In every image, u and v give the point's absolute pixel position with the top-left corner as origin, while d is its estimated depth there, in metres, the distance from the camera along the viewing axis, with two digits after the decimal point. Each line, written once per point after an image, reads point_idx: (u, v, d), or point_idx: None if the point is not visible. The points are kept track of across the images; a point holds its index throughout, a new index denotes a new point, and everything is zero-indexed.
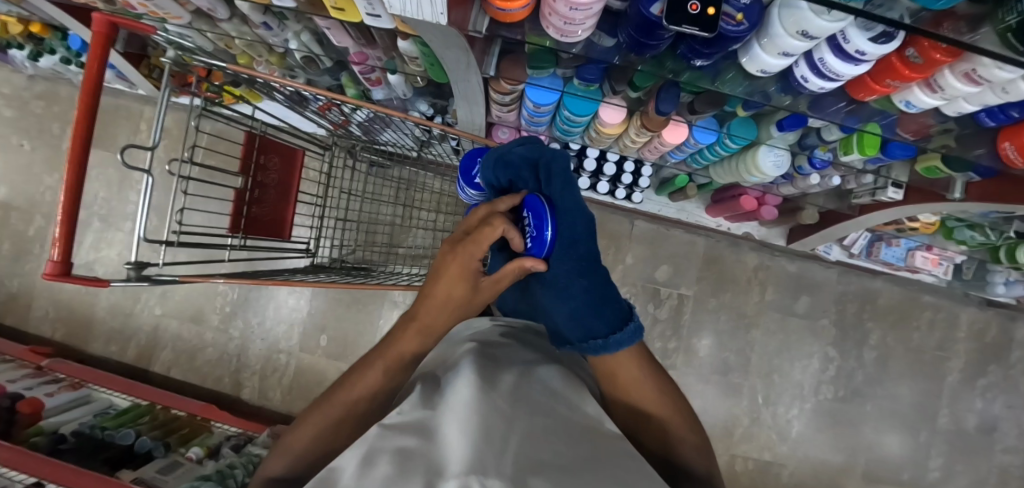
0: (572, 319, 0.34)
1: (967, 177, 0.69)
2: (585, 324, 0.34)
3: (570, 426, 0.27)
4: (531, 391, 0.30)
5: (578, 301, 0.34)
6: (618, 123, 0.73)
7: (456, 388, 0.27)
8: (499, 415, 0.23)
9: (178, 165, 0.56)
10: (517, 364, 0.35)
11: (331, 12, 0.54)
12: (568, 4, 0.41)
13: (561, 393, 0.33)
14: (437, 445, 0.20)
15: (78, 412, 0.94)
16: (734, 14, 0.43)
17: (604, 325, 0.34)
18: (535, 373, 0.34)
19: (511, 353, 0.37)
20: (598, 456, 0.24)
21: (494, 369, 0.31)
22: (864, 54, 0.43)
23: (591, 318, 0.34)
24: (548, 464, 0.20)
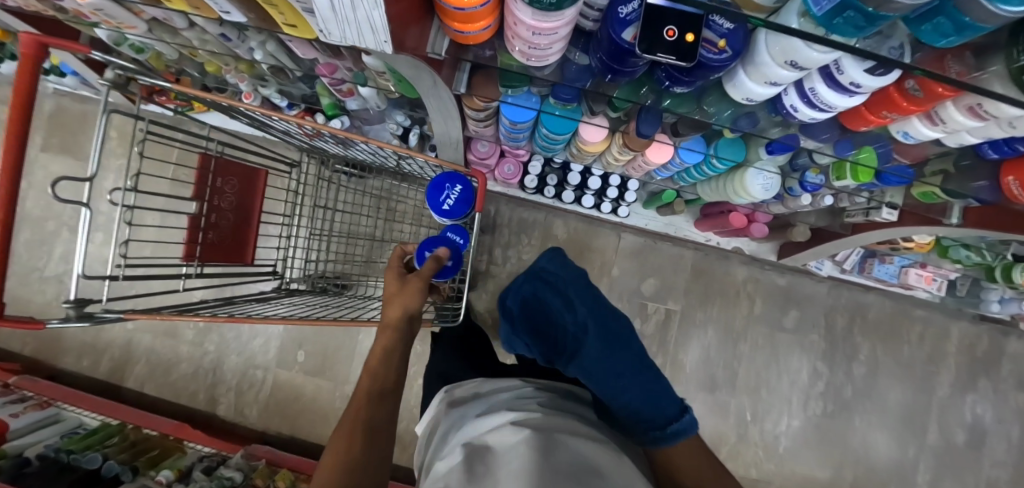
0: (643, 401, 0.45)
1: (966, 203, 0.66)
2: (651, 416, 0.44)
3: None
4: (570, 460, 0.31)
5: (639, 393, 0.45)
6: (600, 141, 0.69)
7: (505, 466, 0.29)
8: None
9: (121, 193, 0.52)
10: (552, 431, 0.36)
11: (283, 28, 0.50)
12: (530, 28, 0.36)
13: (597, 463, 0.34)
14: None
15: (44, 433, 0.91)
16: (716, 41, 0.36)
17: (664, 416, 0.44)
18: (569, 443, 0.34)
19: (550, 418, 0.39)
20: None
21: (533, 441, 0.33)
22: (859, 87, 0.37)
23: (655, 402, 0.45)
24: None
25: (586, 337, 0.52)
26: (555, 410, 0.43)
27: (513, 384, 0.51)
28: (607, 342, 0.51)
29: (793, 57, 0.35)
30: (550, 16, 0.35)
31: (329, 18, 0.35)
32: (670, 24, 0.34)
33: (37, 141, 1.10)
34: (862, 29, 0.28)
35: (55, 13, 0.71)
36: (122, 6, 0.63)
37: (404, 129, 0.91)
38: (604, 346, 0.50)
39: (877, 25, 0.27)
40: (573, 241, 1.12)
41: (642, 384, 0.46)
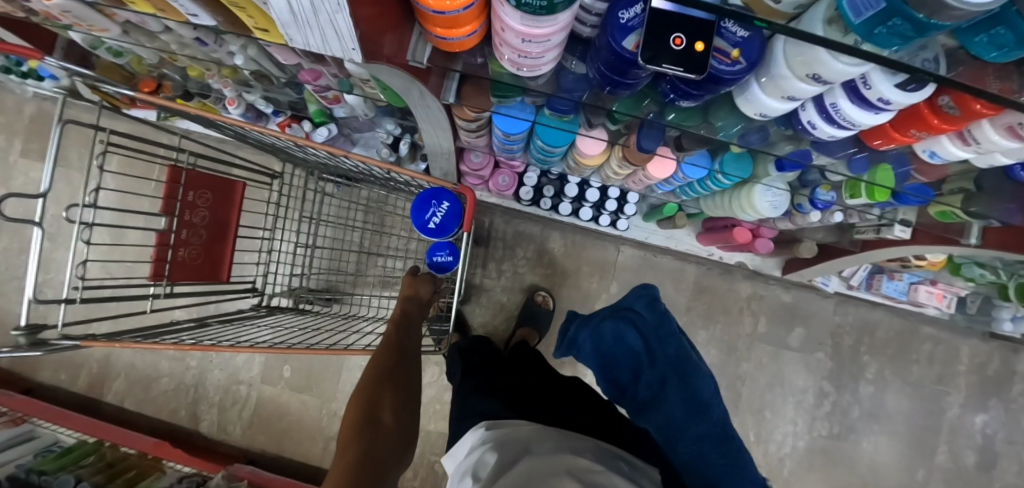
0: (700, 455, 0.53)
1: (986, 223, 0.62)
2: (710, 471, 0.51)
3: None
4: None
5: (710, 456, 0.53)
6: (598, 154, 0.65)
7: None
8: None
9: (79, 210, 0.48)
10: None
11: (256, 32, 0.46)
12: (519, 35, 0.33)
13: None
14: None
15: (16, 452, 0.87)
16: (728, 50, 0.32)
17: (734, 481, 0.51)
18: None
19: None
20: None
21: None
22: (889, 103, 0.33)
23: (719, 467, 0.52)
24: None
25: (670, 394, 0.60)
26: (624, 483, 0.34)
27: (551, 432, 0.42)
28: (691, 408, 0.59)
29: (818, 71, 0.31)
30: (541, 21, 0.31)
31: (288, 22, 0.31)
32: (676, 31, 0.30)
33: (16, 147, 1.07)
34: (910, 39, 0.23)
35: (25, 15, 0.67)
36: (92, 8, 0.60)
37: (394, 137, 0.87)
38: (685, 408, 0.58)
39: (929, 35, 0.22)
40: (570, 255, 1.08)
41: (716, 451, 0.54)
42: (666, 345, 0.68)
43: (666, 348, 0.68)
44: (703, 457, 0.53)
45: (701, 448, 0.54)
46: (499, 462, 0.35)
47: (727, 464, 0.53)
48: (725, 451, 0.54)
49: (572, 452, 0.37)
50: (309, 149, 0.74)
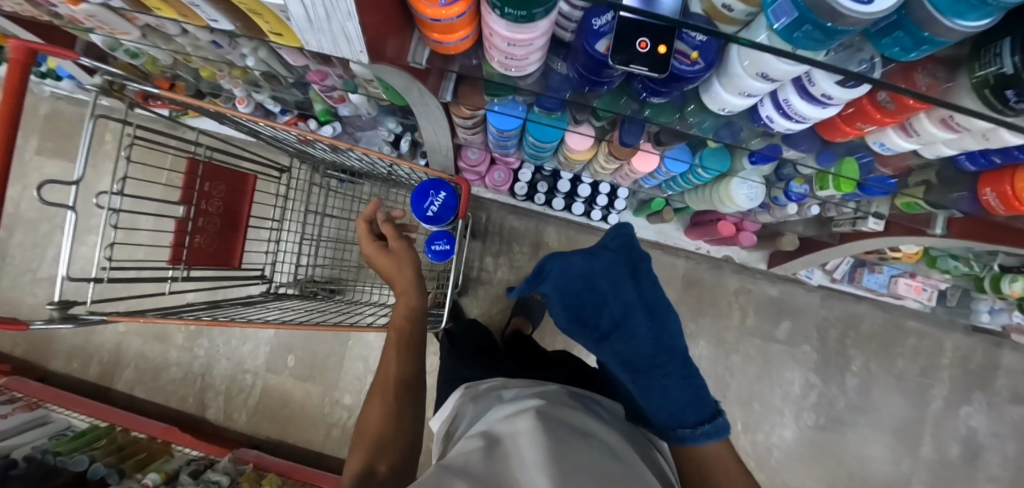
0: (670, 409, 0.39)
1: (950, 214, 0.66)
2: (672, 410, 0.39)
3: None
4: (601, 465, 0.29)
5: (672, 393, 0.40)
6: (586, 149, 0.69)
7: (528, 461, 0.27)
8: None
9: (109, 197, 0.52)
10: (588, 440, 0.33)
11: (270, 36, 0.51)
12: (506, 40, 0.37)
13: (623, 464, 0.32)
14: None
15: (32, 435, 0.91)
16: (687, 52, 0.37)
17: (692, 417, 0.38)
18: (599, 442, 0.33)
19: (576, 415, 0.37)
20: None
21: (554, 450, 0.29)
22: (831, 99, 0.38)
23: (684, 406, 0.39)
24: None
25: (631, 316, 0.46)
26: (587, 414, 0.39)
27: (526, 386, 0.47)
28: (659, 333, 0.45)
29: (763, 69, 0.36)
30: (524, 28, 0.35)
31: (305, 28, 0.35)
32: (643, 36, 0.35)
33: (33, 144, 1.12)
34: (824, 41, 0.28)
35: (49, 19, 0.72)
36: (115, 12, 0.64)
37: (395, 135, 0.92)
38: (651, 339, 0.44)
39: (837, 38, 0.27)
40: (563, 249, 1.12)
41: (683, 382, 0.41)
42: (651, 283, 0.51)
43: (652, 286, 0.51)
44: (665, 391, 0.40)
45: (666, 381, 0.40)
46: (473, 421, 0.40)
47: (692, 404, 0.39)
48: (692, 385, 0.41)
49: (543, 395, 0.41)
50: (317, 146, 0.78)
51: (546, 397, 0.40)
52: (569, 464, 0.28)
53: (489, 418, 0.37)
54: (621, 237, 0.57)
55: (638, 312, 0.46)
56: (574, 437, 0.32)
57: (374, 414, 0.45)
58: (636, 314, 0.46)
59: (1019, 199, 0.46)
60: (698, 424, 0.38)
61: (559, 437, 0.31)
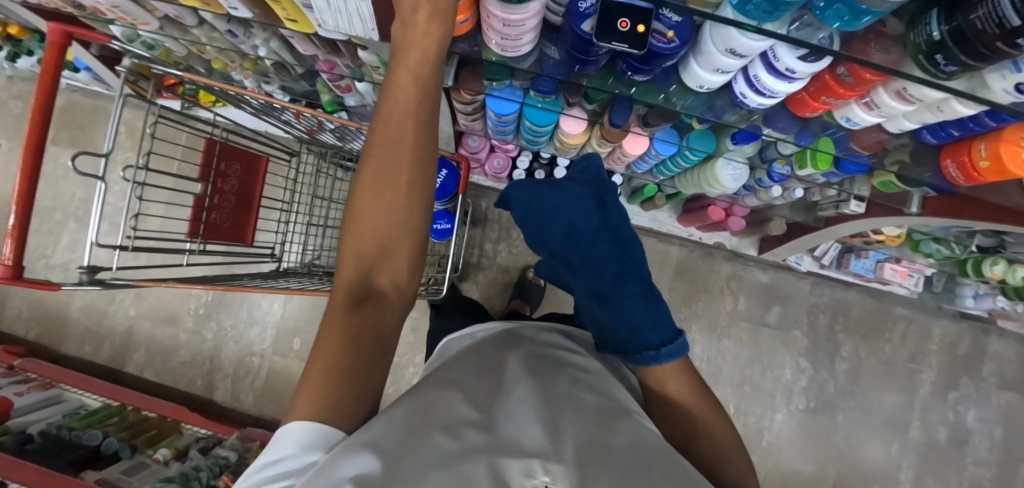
0: (631, 333, 0.39)
1: (924, 193, 0.70)
2: (637, 333, 0.39)
3: (626, 422, 0.30)
4: (575, 387, 0.33)
5: (636, 316, 0.39)
6: (580, 134, 0.73)
7: (511, 376, 0.31)
8: (552, 410, 0.27)
9: (133, 171, 0.57)
10: (565, 368, 0.37)
11: (286, 23, 0.55)
12: (501, 20, 0.41)
13: (597, 388, 0.36)
14: (501, 422, 0.24)
15: (47, 412, 0.94)
16: (665, 31, 0.42)
17: (656, 338, 0.38)
18: (577, 373, 0.37)
19: (557, 351, 0.41)
20: (653, 451, 0.26)
21: (534, 374, 0.32)
22: (794, 72, 0.43)
23: (648, 327, 0.39)
24: (596, 453, 0.23)
25: (592, 242, 0.44)
26: (568, 349, 0.43)
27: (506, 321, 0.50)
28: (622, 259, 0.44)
29: (732, 45, 0.41)
30: (517, 9, 0.39)
31: (324, 8, 0.38)
32: (625, 16, 0.39)
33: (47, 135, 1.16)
34: (772, 13, 0.33)
35: (73, 11, 0.76)
36: (136, 3, 0.69)
37: None
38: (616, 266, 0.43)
39: (783, 9, 0.32)
40: None
41: (646, 304, 0.41)
42: (618, 214, 0.47)
43: (620, 217, 0.47)
44: (629, 316, 0.39)
45: (629, 304, 0.40)
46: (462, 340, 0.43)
47: (655, 324, 0.39)
48: (655, 306, 0.41)
49: (525, 333, 0.44)
50: (325, 131, 0.83)
51: (527, 334, 0.44)
52: (547, 384, 0.31)
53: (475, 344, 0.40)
54: (590, 168, 0.51)
55: (600, 238, 0.44)
56: (552, 367, 0.36)
57: (370, 217, 0.34)
58: (597, 240, 0.44)
59: (976, 170, 0.52)
60: (662, 345, 0.38)
61: (538, 365, 0.35)
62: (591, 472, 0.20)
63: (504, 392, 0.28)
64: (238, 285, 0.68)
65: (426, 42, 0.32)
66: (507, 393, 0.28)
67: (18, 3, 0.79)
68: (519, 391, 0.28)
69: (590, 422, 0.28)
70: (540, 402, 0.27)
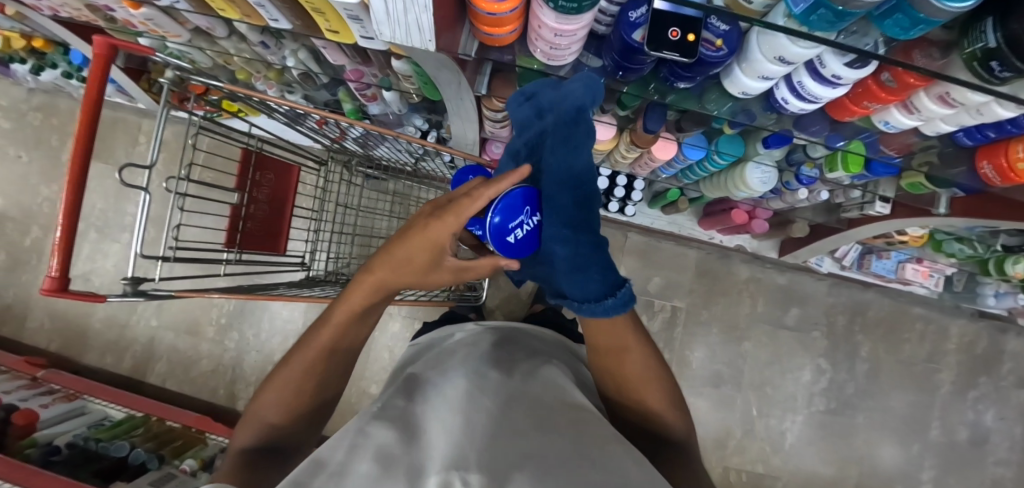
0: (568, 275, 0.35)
1: (952, 194, 0.71)
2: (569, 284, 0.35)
3: (566, 413, 0.35)
4: (520, 388, 0.38)
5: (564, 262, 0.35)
6: (609, 140, 0.74)
7: (452, 393, 0.36)
8: (486, 417, 0.31)
9: (176, 182, 0.58)
10: (512, 371, 0.43)
11: (326, 33, 0.55)
12: (553, 30, 0.42)
13: (552, 391, 0.40)
14: (427, 447, 0.27)
15: (72, 424, 0.94)
16: (713, 40, 0.43)
17: (584, 292, 0.34)
18: (530, 377, 0.42)
19: (512, 360, 0.46)
20: (577, 437, 0.30)
21: (476, 381, 0.37)
22: (840, 78, 0.44)
23: (584, 276, 0.34)
24: (522, 449, 0.26)
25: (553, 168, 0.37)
26: (526, 360, 0.47)
27: (471, 328, 0.60)
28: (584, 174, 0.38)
29: (781, 54, 0.42)
30: (571, 19, 0.40)
31: (382, 20, 0.38)
32: (673, 26, 0.41)
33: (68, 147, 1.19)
34: (836, 23, 0.34)
35: (103, 24, 0.77)
36: (169, 15, 0.70)
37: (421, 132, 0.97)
38: (563, 187, 0.36)
39: (847, 20, 0.33)
40: None
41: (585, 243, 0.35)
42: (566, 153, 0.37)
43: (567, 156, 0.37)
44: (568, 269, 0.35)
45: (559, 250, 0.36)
46: (426, 359, 0.51)
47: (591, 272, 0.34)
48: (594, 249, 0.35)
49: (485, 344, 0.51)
50: (348, 139, 0.85)
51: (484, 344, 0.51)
52: (483, 392, 0.35)
53: (433, 363, 0.48)
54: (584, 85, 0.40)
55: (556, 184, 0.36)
56: (495, 370, 0.41)
57: (276, 393, 0.40)
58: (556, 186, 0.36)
59: (1013, 171, 0.52)
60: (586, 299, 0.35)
61: (487, 373, 0.40)
62: (512, 477, 0.22)
63: (443, 412, 0.32)
64: (277, 293, 0.70)
65: (364, 301, 0.38)
66: (445, 413, 0.32)
67: (48, 17, 0.80)
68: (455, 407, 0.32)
69: (524, 418, 0.32)
70: (473, 413, 0.31)
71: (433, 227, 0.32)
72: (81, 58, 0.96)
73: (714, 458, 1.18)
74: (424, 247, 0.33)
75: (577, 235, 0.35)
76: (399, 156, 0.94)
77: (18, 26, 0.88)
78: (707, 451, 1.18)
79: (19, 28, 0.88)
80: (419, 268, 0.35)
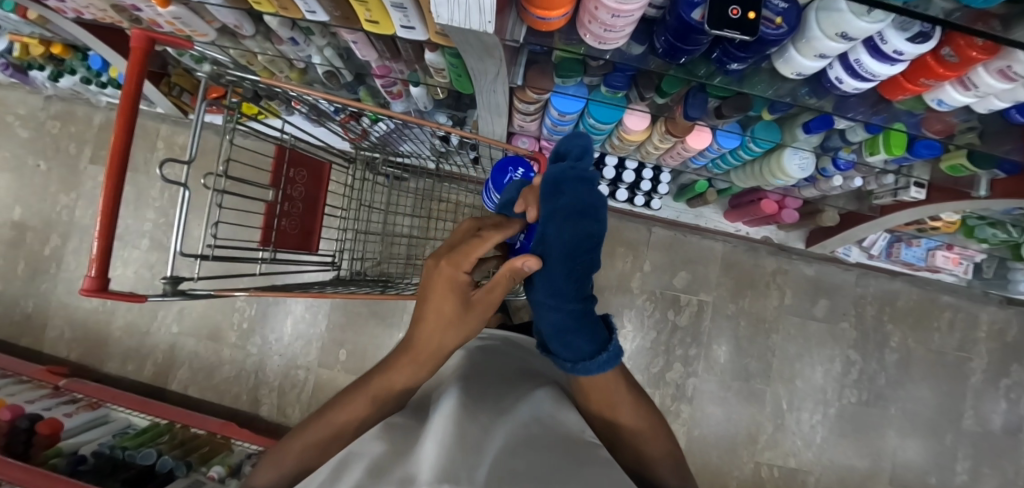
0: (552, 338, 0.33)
1: (992, 175, 0.69)
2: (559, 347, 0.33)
3: (553, 442, 0.31)
4: (512, 409, 0.35)
5: (550, 325, 0.33)
6: (642, 130, 0.73)
7: (441, 399, 0.32)
8: (476, 426, 0.28)
9: (213, 178, 0.56)
10: (501, 391, 0.39)
11: (364, 25, 0.55)
12: (610, 11, 0.41)
13: (545, 416, 0.36)
14: (413, 454, 0.23)
15: (97, 432, 0.93)
16: (773, 18, 0.43)
17: (574, 351, 0.32)
18: (523, 399, 0.38)
19: (496, 376, 0.42)
20: (568, 468, 0.27)
21: (468, 391, 0.34)
22: (902, 54, 0.43)
23: (573, 337, 0.32)
24: (513, 472, 0.23)
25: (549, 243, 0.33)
26: (515, 380, 0.44)
27: (468, 338, 0.54)
28: (579, 231, 0.31)
29: (844, 29, 0.41)
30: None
31: (441, 2, 0.37)
32: (735, 4, 0.40)
33: (87, 154, 1.18)
34: None
35: (127, 25, 0.76)
36: (197, 14, 0.69)
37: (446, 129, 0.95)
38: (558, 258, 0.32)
39: None
40: (606, 236, 1.17)
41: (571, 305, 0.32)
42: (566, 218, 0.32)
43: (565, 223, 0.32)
44: (559, 337, 0.33)
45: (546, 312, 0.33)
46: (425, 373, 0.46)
47: (582, 331, 0.32)
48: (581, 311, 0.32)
49: (477, 355, 0.47)
50: (371, 137, 0.85)
51: (480, 357, 0.46)
52: (468, 400, 0.32)
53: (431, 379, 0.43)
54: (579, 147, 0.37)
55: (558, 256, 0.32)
56: (486, 387, 0.38)
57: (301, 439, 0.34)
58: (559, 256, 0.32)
59: None
60: (580, 359, 0.33)
61: (479, 388, 0.36)
62: None
63: (432, 421, 0.28)
64: (315, 291, 0.71)
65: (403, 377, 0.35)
66: (431, 422, 0.28)
67: (71, 19, 0.79)
68: (442, 415, 0.28)
69: (513, 444, 0.28)
70: (466, 422, 0.28)
71: (446, 270, 0.33)
72: (100, 62, 0.95)
73: (746, 454, 1.16)
74: (445, 282, 0.33)
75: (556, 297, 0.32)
76: (422, 151, 0.93)
77: (39, 32, 0.88)
78: (738, 446, 1.16)
79: (40, 33, 0.88)
80: (451, 318, 0.33)
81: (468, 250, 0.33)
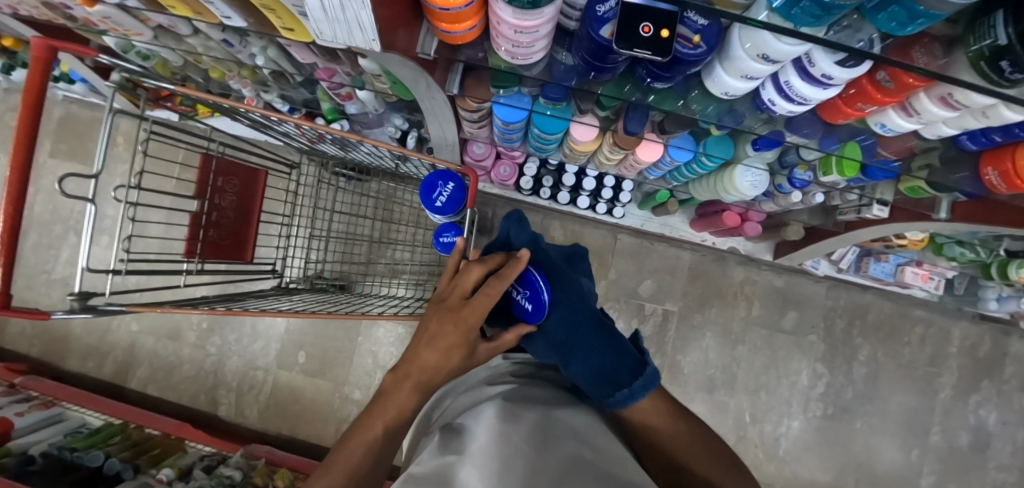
0: (595, 376, 0.44)
1: (953, 198, 0.65)
2: (608, 372, 0.44)
3: (597, 472, 0.32)
4: (553, 428, 0.36)
5: (597, 362, 0.44)
6: (591, 140, 0.70)
7: (485, 426, 0.33)
8: (519, 465, 0.29)
9: (125, 191, 0.53)
10: (544, 410, 0.39)
11: (281, 31, 0.52)
12: (512, 27, 0.38)
13: (587, 441, 0.37)
14: None
15: (48, 432, 0.93)
16: (691, 36, 0.39)
17: (623, 374, 0.44)
18: (563, 418, 0.39)
19: (538, 393, 0.43)
20: None
21: (508, 419, 0.34)
22: (830, 78, 0.40)
23: (613, 367, 0.45)
24: None
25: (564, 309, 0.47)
26: (558, 399, 0.44)
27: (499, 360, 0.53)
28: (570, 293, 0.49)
29: (764, 50, 0.38)
30: (531, 14, 0.36)
31: (322, 18, 0.34)
32: (645, 20, 0.36)
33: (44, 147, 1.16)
34: (821, 17, 0.30)
35: (64, 22, 0.74)
36: (129, 13, 0.66)
37: (402, 132, 0.94)
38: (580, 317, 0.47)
39: (834, 13, 0.29)
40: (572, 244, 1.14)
41: (603, 341, 0.46)
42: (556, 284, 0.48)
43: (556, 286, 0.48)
44: (600, 365, 0.44)
45: (589, 350, 0.45)
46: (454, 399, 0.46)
47: (617, 356, 0.46)
48: (611, 344, 0.46)
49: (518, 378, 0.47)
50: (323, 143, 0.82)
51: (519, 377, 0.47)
52: (510, 430, 0.33)
53: (459, 399, 0.45)
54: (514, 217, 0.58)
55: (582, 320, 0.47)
56: (529, 407, 0.38)
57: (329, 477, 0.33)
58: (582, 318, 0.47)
59: (1020, 177, 0.47)
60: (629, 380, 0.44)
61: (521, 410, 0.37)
62: None
63: (476, 457, 0.30)
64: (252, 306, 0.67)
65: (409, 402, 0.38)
66: (471, 470, 0.29)
67: (8, 15, 0.77)
68: (481, 459, 0.29)
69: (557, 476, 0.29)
70: (508, 460, 0.29)
71: (456, 328, 0.39)
72: None
73: None
74: (456, 333, 0.39)
75: (594, 340, 0.46)
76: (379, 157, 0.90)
77: None
78: None
79: None
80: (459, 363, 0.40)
81: (475, 304, 0.40)
